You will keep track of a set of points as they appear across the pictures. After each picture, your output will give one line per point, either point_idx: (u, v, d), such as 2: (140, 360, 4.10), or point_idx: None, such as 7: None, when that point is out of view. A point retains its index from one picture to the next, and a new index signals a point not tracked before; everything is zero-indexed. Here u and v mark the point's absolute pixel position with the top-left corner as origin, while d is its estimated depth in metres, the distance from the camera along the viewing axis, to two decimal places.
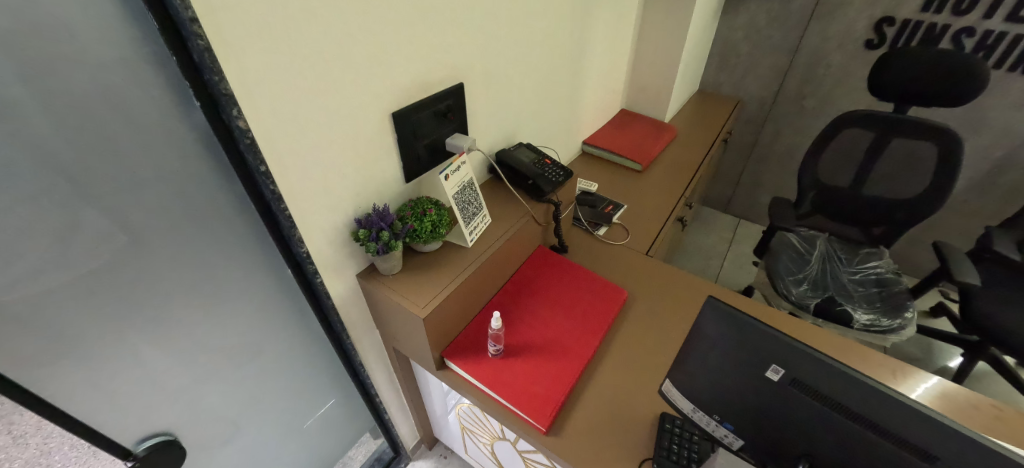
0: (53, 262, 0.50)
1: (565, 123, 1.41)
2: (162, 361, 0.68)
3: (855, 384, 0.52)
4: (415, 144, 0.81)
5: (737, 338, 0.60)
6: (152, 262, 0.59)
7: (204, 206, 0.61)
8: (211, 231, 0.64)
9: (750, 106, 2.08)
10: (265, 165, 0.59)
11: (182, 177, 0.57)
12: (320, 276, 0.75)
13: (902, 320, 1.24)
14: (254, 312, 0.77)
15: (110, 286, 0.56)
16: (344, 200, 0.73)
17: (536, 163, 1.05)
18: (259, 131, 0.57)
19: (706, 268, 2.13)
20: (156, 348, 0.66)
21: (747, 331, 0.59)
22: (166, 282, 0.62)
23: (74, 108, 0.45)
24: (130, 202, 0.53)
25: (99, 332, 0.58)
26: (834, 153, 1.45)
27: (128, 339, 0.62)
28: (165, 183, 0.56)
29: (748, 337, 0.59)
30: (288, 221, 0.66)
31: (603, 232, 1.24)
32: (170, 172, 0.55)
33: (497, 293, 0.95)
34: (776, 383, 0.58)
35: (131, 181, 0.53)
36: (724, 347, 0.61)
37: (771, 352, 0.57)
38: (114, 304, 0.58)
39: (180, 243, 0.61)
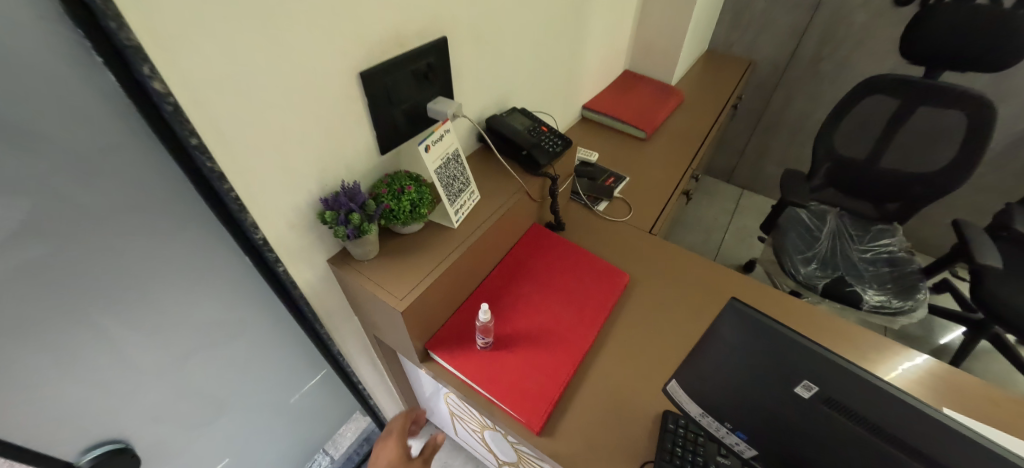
0: None
1: (563, 85, 1.27)
2: (98, 370, 0.59)
3: (891, 406, 0.44)
4: (390, 111, 0.69)
5: (761, 345, 0.51)
6: (70, 259, 0.49)
7: (133, 189, 0.50)
8: (144, 219, 0.53)
9: (763, 69, 1.93)
10: (198, 137, 0.48)
11: (95, 154, 0.46)
12: (283, 263, 0.66)
13: (914, 302, 1.18)
14: (213, 306, 0.68)
15: (17, 289, 0.46)
16: (306, 177, 0.63)
17: (531, 132, 0.94)
18: (186, 95, 0.45)
19: (706, 242, 2.05)
20: (90, 356, 0.57)
21: (773, 339, 0.50)
22: (93, 281, 0.52)
23: None
24: (28, 188, 0.42)
25: (18, 342, 0.49)
26: (855, 122, 1.34)
27: (56, 346, 0.53)
28: (75, 163, 0.45)
29: (774, 346, 0.50)
30: (236, 203, 0.55)
31: (603, 207, 1.14)
32: (76, 148, 0.44)
33: (487, 277, 0.87)
34: (806, 398, 0.50)
35: (25, 161, 0.41)
36: (744, 354, 0.53)
37: (800, 365, 0.49)
38: (30, 309, 0.48)
39: (106, 234, 0.50)
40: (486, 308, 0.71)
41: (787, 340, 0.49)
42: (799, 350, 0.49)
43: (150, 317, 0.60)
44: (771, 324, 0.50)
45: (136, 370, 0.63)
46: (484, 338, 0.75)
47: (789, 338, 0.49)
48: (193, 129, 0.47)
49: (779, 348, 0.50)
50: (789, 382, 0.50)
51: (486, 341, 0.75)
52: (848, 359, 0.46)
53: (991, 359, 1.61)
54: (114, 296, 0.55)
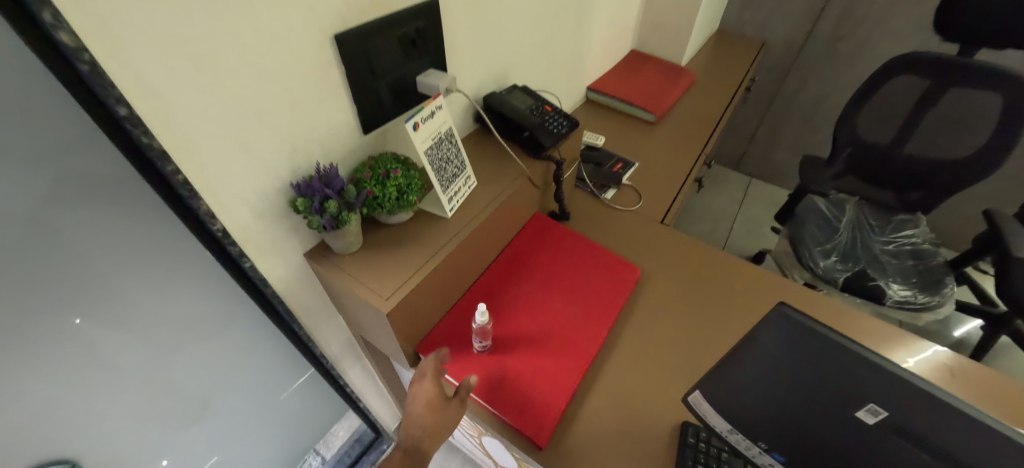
0: None
1: (567, 63, 1.18)
2: (30, 391, 0.53)
3: (991, 442, 0.33)
4: (373, 83, 0.61)
5: (810, 358, 0.42)
6: None
7: (55, 167, 0.42)
8: (76, 206, 0.45)
9: (776, 50, 1.83)
10: (126, 107, 0.39)
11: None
12: (250, 258, 0.57)
13: (941, 297, 1.11)
14: (170, 301, 0.60)
15: None
16: (274, 159, 0.54)
17: (534, 111, 0.85)
18: (107, 52, 0.36)
19: (713, 232, 1.97)
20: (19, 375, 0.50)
21: (840, 359, 0.40)
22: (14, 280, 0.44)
23: None
24: None
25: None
26: (879, 105, 1.25)
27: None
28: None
29: (837, 365, 0.40)
30: (186, 189, 0.47)
31: (611, 195, 1.05)
32: None
33: (485, 273, 0.79)
34: (872, 425, 0.40)
35: None
36: (786, 366, 0.44)
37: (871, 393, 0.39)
38: None
39: (24, 225, 0.42)
40: (484, 309, 0.63)
41: (862, 362, 0.38)
42: (878, 376, 0.38)
43: (84, 314, 0.52)
44: (841, 342, 0.39)
45: (71, 372, 0.56)
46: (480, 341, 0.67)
47: (864, 361, 0.38)
48: (120, 95, 0.39)
49: (847, 370, 0.40)
50: (852, 405, 0.40)
51: (484, 344, 0.67)
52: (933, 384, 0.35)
53: (1011, 355, 1.54)
54: (38, 293, 0.47)
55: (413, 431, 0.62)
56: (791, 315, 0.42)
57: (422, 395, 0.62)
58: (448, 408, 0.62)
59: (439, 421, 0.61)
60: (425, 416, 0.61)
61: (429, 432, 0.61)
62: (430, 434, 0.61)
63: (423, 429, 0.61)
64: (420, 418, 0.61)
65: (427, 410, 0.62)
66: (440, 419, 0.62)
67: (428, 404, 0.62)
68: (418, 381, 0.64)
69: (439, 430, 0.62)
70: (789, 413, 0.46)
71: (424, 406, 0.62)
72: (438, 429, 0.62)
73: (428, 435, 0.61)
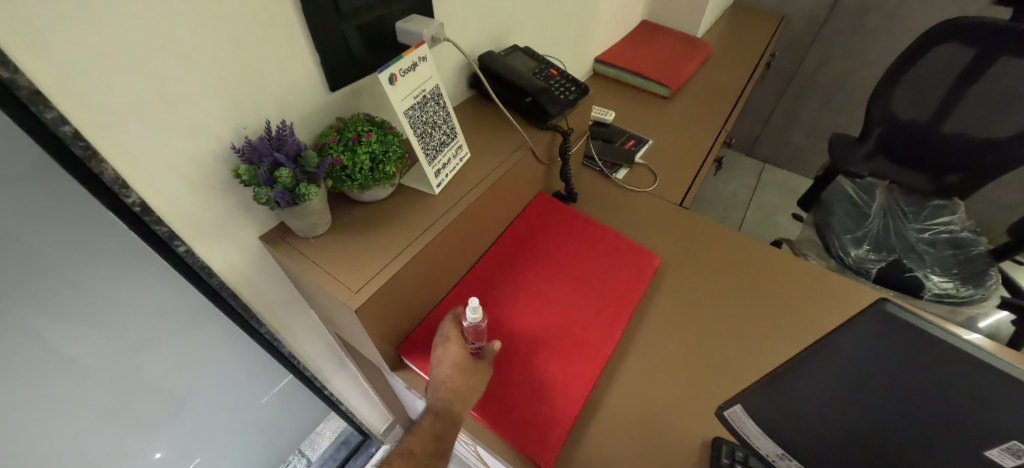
0: None
1: (574, 28, 1.06)
2: None
3: None
4: (338, 24, 0.49)
5: (911, 376, 0.29)
6: None
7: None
8: None
9: (796, 24, 1.71)
10: None
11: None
12: (183, 240, 0.47)
13: (985, 290, 1.00)
14: (83, 290, 0.49)
15: None
16: (210, 116, 0.43)
17: (537, 74, 0.73)
18: None
19: (726, 220, 1.86)
20: None
21: (933, 363, 0.28)
22: None
23: None
24: None
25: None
26: (918, 78, 1.13)
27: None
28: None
29: (937, 376, 0.28)
30: (82, 147, 0.36)
31: (622, 175, 0.94)
32: None
33: (479, 261, 0.68)
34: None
35: None
36: (872, 390, 0.32)
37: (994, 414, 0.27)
38: None
39: None
40: (475, 305, 0.52)
41: (975, 370, 0.26)
42: (984, 383, 0.26)
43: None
44: (962, 348, 0.26)
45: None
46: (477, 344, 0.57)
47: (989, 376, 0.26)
48: None
49: (943, 378, 0.28)
50: (987, 438, 0.27)
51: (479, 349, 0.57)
52: None
53: None
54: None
55: (443, 394, 0.52)
56: (895, 314, 0.29)
57: (447, 357, 0.53)
58: (477, 371, 0.54)
59: (473, 383, 0.53)
60: (455, 378, 0.52)
61: (461, 393, 0.52)
62: (465, 398, 0.52)
63: (455, 390, 0.52)
64: (449, 381, 0.52)
65: (457, 373, 0.53)
66: (474, 380, 0.53)
67: (458, 365, 0.53)
68: (439, 346, 0.55)
69: (472, 393, 0.52)
70: (866, 443, 0.35)
71: (452, 368, 0.53)
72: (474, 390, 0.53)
73: (462, 397, 0.52)
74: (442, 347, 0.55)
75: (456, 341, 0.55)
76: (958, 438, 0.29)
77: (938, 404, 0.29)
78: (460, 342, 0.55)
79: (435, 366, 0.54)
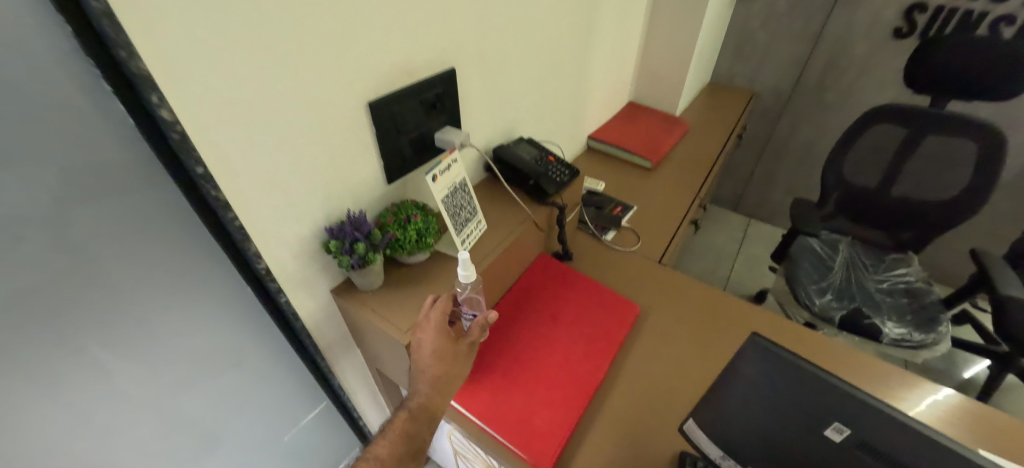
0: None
1: (569, 116, 1.29)
2: (95, 429, 0.59)
3: (927, 449, 0.39)
4: (398, 139, 0.70)
5: (784, 382, 0.48)
6: (80, 283, 0.48)
7: (128, 204, 0.49)
8: (153, 238, 0.53)
9: (766, 100, 1.98)
10: (203, 166, 0.48)
11: (93, 165, 0.44)
12: (285, 293, 0.65)
13: (936, 335, 1.13)
14: (208, 334, 0.66)
15: (30, 316, 0.46)
16: (313, 207, 0.62)
17: (538, 161, 0.94)
18: (195, 126, 0.46)
19: (715, 270, 2.02)
20: (88, 412, 0.57)
21: (787, 368, 0.47)
22: (100, 308, 0.51)
23: None
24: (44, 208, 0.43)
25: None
26: (862, 152, 1.33)
27: (18, 378, 0.48)
28: (66, 174, 0.43)
29: (792, 378, 0.47)
30: (240, 233, 0.55)
31: (611, 237, 1.12)
32: (92, 170, 0.44)
33: (494, 309, 0.85)
34: (840, 445, 0.45)
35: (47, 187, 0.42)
36: (766, 394, 0.50)
37: (823, 403, 0.45)
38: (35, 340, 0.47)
39: (121, 260, 0.51)
40: (466, 263, 0.62)
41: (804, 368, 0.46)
42: (808, 376, 0.46)
43: (124, 346, 0.56)
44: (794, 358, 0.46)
45: (108, 404, 0.58)
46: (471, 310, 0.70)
47: (804, 369, 0.46)
48: (200, 158, 0.48)
49: (794, 378, 0.47)
50: (819, 422, 0.46)
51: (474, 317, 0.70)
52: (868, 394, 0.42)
53: None
54: (90, 319, 0.51)
55: (421, 386, 0.63)
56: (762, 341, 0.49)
57: (427, 349, 0.63)
58: (450, 355, 0.65)
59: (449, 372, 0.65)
60: (434, 369, 0.63)
61: (437, 384, 0.63)
62: (441, 386, 0.64)
63: (431, 380, 0.63)
64: (428, 370, 0.63)
65: (436, 362, 0.63)
66: (449, 368, 0.65)
67: (436, 354, 0.63)
68: (415, 333, 0.63)
69: (444, 381, 0.64)
70: (773, 432, 0.50)
71: (431, 358, 0.63)
72: (449, 378, 0.65)
73: (437, 383, 0.63)
74: (423, 336, 0.63)
75: (435, 331, 0.63)
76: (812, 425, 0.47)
77: (795, 396, 0.47)
78: (438, 334, 0.64)
79: (416, 354, 0.63)
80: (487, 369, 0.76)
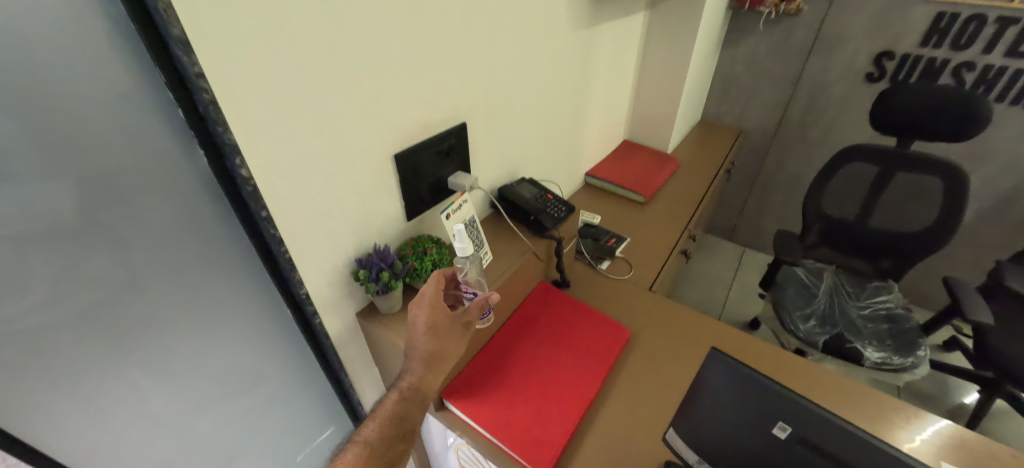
0: (75, 306, 0.52)
1: (567, 155, 1.43)
2: (153, 431, 0.69)
3: (849, 439, 0.51)
4: (416, 183, 0.83)
5: (740, 391, 0.59)
6: (158, 302, 0.60)
7: (201, 238, 0.61)
8: (216, 267, 0.65)
9: (753, 136, 2.12)
10: (266, 210, 0.60)
11: (180, 207, 0.57)
12: (319, 315, 0.76)
13: (915, 358, 1.20)
14: (250, 349, 0.76)
15: (122, 328, 0.57)
16: (345, 240, 0.75)
17: (538, 198, 1.06)
18: (263, 179, 0.59)
19: (711, 298, 2.10)
20: (150, 415, 0.67)
21: (742, 378, 0.59)
22: (171, 323, 0.62)
23: (97, 162, 0.48)
24: (142, 240, 0.55)
25: (78, 374, 0.56)
26: (839, 187, 1.43)
27: (106, 381, 0.59)
28: (162, 217, 0.56)
29: (744, 386, 0.59)
30: (288, 264, 0.67)
31: (606, 266, 1.23)
32: (179, 212, 0.57)
33: (498, 332, 0.95)
34: (785, 442, 0.55)
35: (147, 225, 0.55)
36: (727, 401, 0.60)
37: (770, 406, 0.56)
38: (122, 349, 0.58)
39: (190, 283, 0.62)
40: (461, 237, 0.71)
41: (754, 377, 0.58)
42: (757, 383, 0.58)
43: (185, 356, 0.67)
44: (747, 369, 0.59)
45: (167, 408, 0.69)
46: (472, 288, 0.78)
47: (754, 378, 0.58)
48: (264, 204, 0.60)
49: (746, 386, 0.58)
50: (769, 423, 0.56)
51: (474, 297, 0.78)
52: (804, 397, 0.54)
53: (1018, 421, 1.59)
54: (163, 332, 0.62)
55: (414, 362, 0.70)
56: (722, 356, 0.61)
57: (422, 327, 0.71)
58: (443, 334, 0.73)
59: (440, 349, 0.72)
60: (427, 346, 0.71)
61: (428, 362, 0.71)
62: (433, 362, 0.72)
63: (422, 357, 0.71)
64: (421, 348, 0.71)
65: (429, 338, 0.71)
66: (441, 346, 0.72)
67: (430, 329, 0.71)
68: (413, 310, 0.72)
69: (436, 360, 0.72)
70: (734, 436, 0.60)
71: (425, 336, 0.71)
72: (441, 355, 0.73)
73: (429, 359, 0.71)
74: (418, 312, 0.72)
75: (429, 308, 0.72)
76: (762, 426, 0.57)
77: (748, 401, 0.58)
78: (432, 311, 0.72)
79: (412, 328, 0.71)
80: (493, 386, 0.84)
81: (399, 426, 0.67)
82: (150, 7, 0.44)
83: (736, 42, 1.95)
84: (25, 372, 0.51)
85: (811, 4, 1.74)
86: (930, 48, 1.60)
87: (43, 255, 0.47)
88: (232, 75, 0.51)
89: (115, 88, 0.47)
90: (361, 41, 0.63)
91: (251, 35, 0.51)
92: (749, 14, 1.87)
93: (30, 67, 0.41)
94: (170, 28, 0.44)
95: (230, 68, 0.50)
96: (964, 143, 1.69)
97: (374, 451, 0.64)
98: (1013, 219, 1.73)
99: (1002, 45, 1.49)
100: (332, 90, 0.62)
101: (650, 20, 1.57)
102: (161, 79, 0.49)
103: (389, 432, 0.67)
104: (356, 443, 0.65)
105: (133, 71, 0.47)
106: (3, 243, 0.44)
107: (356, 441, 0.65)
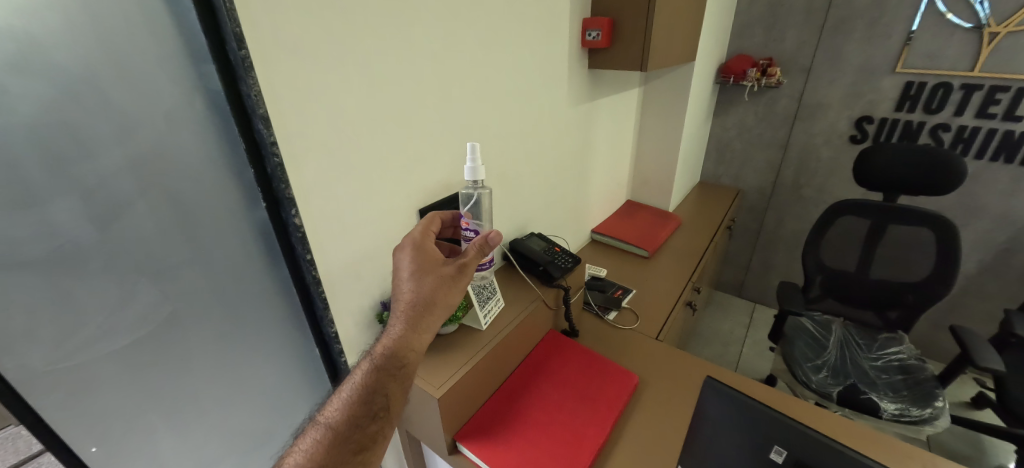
0: (147, 337, 0.60)
1: (574, 214, 1.54)
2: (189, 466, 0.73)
3: (837, 458, 0.55)
4: None
5: (738, 417, 0.64)
6: (210, 336, 0.68)
7: (252, 281, 0.71)
8: (261, 307, 0.74)
9: (750, 196, 2.24)
10: (310, 254, 0.71)
11: (239, 253, 0.68)
12: (344, 355, 0.85)
13: (933, 409, 1.19)
14: (279, 389, 0.83)
15: (179, 359, 0.65)
16: (371, 286, 0.85)
17: (547, 251, 1.15)
18: (312, 230, 0.71)
19: (724, 355, 2.08)
20: (188, 450, 0.72)
21: (738, 402, 0.64)
22: (219, 358, 0.70)
23: (183, 214, 0.59)
24: (206, 280, 0.65)
25: (130, 401, 0.62)
26: (835, 239, 1.49)
27: (158, 411, 0.66)
28: (226, 261, 0.66)
29: (742, 412, 0.64)
30: (322, 302, 0.76)
31: (613, 316, 1.28)
32: (239, 257, 0.68)
33: (511, 376, 0.99)
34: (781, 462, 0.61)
35: (214, 267, 0.65)
36: (727, 429, 0.66)
37: (765, 431, 0.61)
38: (177, 380, 0.66)
39: (239, 321, 0.71)
40: (474, 163, 0.79)
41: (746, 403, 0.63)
42: (749, 408, 0.63)
43: (224, 391, 0.73)
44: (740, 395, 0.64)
45: (203, 443, 0.74)
46: (473, 225, 0.81)
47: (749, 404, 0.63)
48: (309, 250, 0.71)
49: (743, 412, 0.64)
50: (766, 449, 0.62)
51: (475, 235, 0.81)
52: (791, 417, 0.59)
53: None
54: (211, 366, 0.70)
55: (395, 314, 0.70)
56: (716, 385, 0.67)
57: (405, 271, 0.72)
58: (425, 281, 0.72)
59: (423, 297, 0.71)
60: (409, 296, 0.71)
61: (407, 315, 0.70)
62: (414, 312, 0.71)
63: (402, 309, 0.70)
64: (402, 297, 0.71)
65: (412, 282, 0.72)
66: (425, 292, 0.72)
67: (414, 275, 0.72)
68: (398, 253, 0.74)
69: (418, 316, 0.71)
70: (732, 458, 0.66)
71: (409, 283, 0.72)
72: (424, 305, 0.72)
73: (411, 309, 0.71)
74: (402, 254, 0.74)
75: (412, 249, 0.74)
76: (758, 449, 0.63)
77: (745, 425, 0.64)
78: (416, 252, 0.73)
79: (395, 272, 0.73)
80: (506, 430, 0.87)
81: (372, 400, 0.66)
82: (244, 94, 0.58)
83: (726, 112, 2.14)
84: (96, 396, 0.59)
85: (790, 78, 1.93)
86: (904, 112, 1.74)
87: (132, 291, 0.57)
88: (293, 144, 0.64)
89: (204, 155, 0.60)
90: (391, 118, 0.77)
91: (309, 116, 0.65)
92: (734, 88, 2.08)
93: (150, 136, 0.54)
94: (257, 108, 0.58)
95: (294, 140, 0.64)
96: (954, 198, 1.77)
97: (337, 429, 0.63)
98: (1017, 271, 1.75)
99: (973, 107, 1.61)
100: (368, 156, 0.75)
101: (644, 96, 1.75)
102: (241, 148, 0.62)
103: (356, 407, 0.65)
104: (318, 423, 0.64)
105: (219, 143, 0.61)
106: (105, 275, 0.54)
107: (319, 422, 0.64)
